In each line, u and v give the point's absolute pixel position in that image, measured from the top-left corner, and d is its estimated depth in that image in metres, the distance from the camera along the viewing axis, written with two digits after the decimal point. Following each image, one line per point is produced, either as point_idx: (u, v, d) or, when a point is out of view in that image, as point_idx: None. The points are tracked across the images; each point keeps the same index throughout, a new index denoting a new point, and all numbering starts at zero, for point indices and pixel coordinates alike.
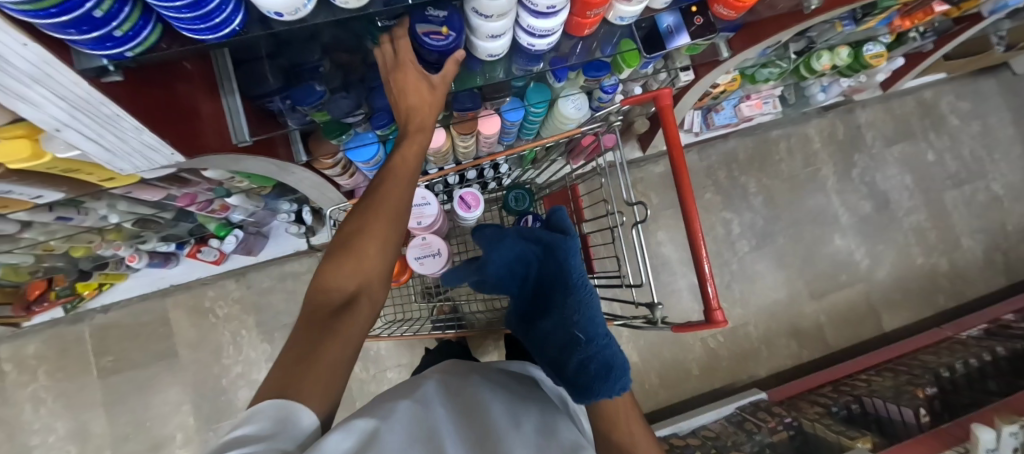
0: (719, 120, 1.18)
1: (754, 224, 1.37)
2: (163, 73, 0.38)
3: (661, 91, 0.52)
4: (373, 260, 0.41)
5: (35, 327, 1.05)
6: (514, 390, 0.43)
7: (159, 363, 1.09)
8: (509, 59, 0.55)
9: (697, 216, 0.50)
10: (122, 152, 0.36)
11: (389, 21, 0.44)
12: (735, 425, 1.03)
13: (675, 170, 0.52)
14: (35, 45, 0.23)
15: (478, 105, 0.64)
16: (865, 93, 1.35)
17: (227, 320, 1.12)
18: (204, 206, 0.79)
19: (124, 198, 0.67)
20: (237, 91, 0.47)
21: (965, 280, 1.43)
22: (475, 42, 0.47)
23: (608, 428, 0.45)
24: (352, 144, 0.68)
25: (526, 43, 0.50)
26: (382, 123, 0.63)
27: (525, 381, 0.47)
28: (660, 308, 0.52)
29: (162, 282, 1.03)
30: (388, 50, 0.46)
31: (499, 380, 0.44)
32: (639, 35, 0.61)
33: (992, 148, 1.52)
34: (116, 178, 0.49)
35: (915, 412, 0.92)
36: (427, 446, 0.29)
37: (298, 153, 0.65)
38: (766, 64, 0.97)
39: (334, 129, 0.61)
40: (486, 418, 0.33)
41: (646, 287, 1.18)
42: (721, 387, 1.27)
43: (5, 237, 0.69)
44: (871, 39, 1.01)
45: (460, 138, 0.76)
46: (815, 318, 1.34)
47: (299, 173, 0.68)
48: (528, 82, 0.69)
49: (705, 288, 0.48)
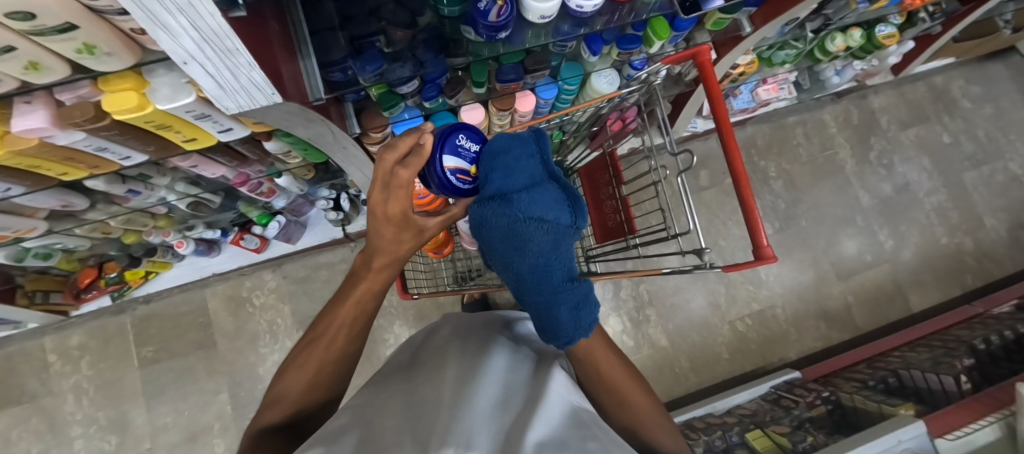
0: (736, 104, 1.22)
1: (775, 207, 1.39)
2: (257, 23, 0.41)
3: (699, 48, 0.56)
4: (331, 360, 0.41)
5: (82, 317, 1.09)
6: (473, 354, 0.44)
7: (198, 352, 1.11)
8: (552, 29, 0.60)
9: (740, 157, 0.52)
10: (231, 91, 0.40)
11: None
12: (771, 403, 1.03)
13: (718, 126, 0.54)
14: None
15: (520, 76, 0.69)
16: (877, 77, 1.38)
17: (263, 309, 1.15)
18: (255, 188, 0.83)
19: (187, 175, 0.72)
20: (313, 55, 0.51)
21: (991, 260, 1.42)
22: (528, 4, 0.51)
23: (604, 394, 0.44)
24: (399, 119, 0.72)
25: (575, 5, 0.53)
26: (431, 95, 0.68)
27: (490, 341, 0.49)
28: (708, 253, 0.54)
29: (205, 270, 1.08)
30: (387, 167, 0.35)
31: (462, 353, 0.45)
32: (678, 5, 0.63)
33: (1008, 130, 1.53)
34: (198, 139, 0.54)
35: (955, 380, 0.91)
36: (379, 439, 0.28)
37: (352, 125, 0.69)
38: (783, 46, 1.01)
39: (388, 100, 0.66)
40: (440, 393, 0.34)
41: (692, 234, 1.17)
42: (752, 370, 1.26)
43: (71, 216, 0.73)
44: (882, 20, 1.04)
45: (497, 116, 0.81)
46: (842, 299, 1.34)
47: (351, 148, 0.71)
48: (562, 60, 0.74)
49: (753, 226, 0.49)
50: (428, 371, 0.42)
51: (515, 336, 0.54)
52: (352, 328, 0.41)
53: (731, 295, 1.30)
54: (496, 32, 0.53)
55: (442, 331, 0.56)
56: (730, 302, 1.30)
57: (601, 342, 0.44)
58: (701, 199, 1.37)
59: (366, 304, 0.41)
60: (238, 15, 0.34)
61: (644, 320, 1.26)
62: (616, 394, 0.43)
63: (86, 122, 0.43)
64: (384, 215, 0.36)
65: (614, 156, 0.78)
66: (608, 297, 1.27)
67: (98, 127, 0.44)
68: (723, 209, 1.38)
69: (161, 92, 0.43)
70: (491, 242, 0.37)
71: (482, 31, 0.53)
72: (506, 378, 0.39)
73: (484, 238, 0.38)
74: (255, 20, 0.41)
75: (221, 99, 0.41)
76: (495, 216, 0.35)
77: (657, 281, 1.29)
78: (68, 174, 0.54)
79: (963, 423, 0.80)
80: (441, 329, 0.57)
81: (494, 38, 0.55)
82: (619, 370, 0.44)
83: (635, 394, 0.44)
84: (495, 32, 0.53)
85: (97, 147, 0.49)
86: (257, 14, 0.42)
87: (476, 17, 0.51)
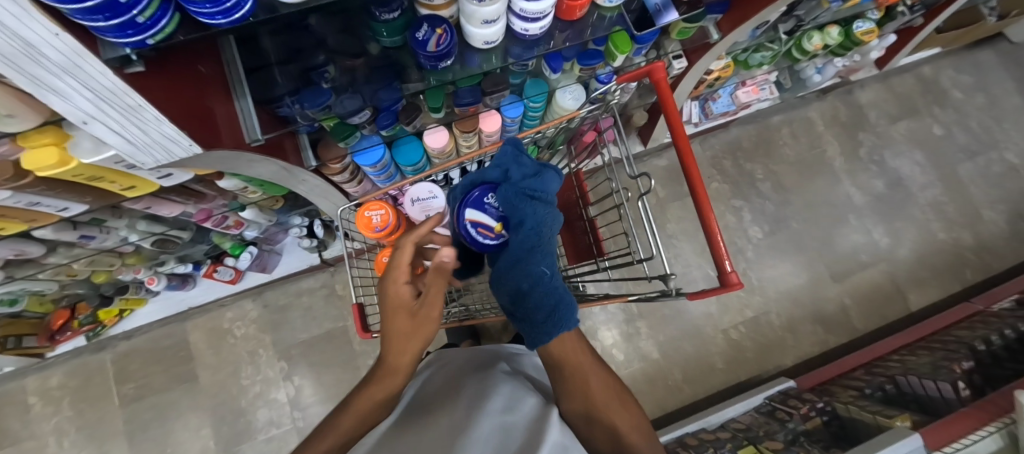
0: (717, 108, 1.19)
1: (765, 210, 1.37)
2: (185, 70, 0.40)
3: (655, 65, 0.53)
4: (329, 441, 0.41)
5: (60, 358, 1.07)
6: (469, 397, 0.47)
7: (179, 387, 1.09)
8: (505, 49, 0.58)
9: (700, 178, 0.50)
10: (143, 145, 0.38)
11: (388, 13, 0.46)
12: (766, 415, 0.98)
13: (677, 144, 0.52)
14: (65, 36, 0.24)
15: (479, 99, 0.66)
16: (860, 72, 1.35)
17: (244, 340, 1.12)
18: (219, 222, 0.82)
19: (144, 215, 0.71)
20: (248, 94, 0.50)
21: (992, 254, 1.38)
22: (470, 29, 0.49)
23: (584, 394, 0.47)
24: (358, 148, 0.70)
25: (520, 29, 0.52)
26: (386, 123, 0.65)
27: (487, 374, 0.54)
28: (673, 278, 0.52)
29: (180, 305, 1.05)
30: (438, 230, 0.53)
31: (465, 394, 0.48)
32: (630, 19, 0.59)
33: (1002, 119, 1.50)
34: (136, 186, 0.52)
35: (953, 386, 0.86)
36: None
37: (308, 158, 0.67)
38: (757, 48, 0.99)
39: (343, 131, 0.64)
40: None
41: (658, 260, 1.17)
42: (749, 379, 1.22)
43: (31, 262, 0.72)
44: (859, 16, 1.02)
45: (462, 138, 0.79)
46: (838, 300, 1.31)
47: (308, 179, 0.70)
48: (524, 78, 0.73)
49: (717, 252, 0.48)
50: (429, 417, 0.45)
51: (512, 369, 0.58)
52: (373, 414, 0.43)
53: (722, 301, 1.27)
54: (440, 61, 0.51)
55: (443, 371, 0.58)
56: (722, 309, 1.27)
57: (582, 349, 0.49)
58: (688, 204, 1.35)
59: (377, 405, 0.43)
60: (140, 70, 0.32)
61: (633, 332, 1.23)
62: (592, 401, 0.47)
63: (6, 182, 0.41)
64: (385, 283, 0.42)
65: (579, 175, 0.76)
66: (597, 310, 1.24)
67: (22, 185, 0.43)
68: None
69: (84, 145, 0.41)
70: (525, 203, 0.48)
71: (430, 63, 0.51)
72: (502, 422, 0.43)
73: (518, 208, 0.47)
74: (184, 60, 0.40)
75: (136, 155, 0.39)
76: (529, 200, 0.48)
77: None
78: (5, 228, 0.52)
79: (963, 433, 0.76)
80: (447, 364, 0.60)
81: (440, 66, 0.53)
82: (596, 375, 0.48)
83: (612, 404, 0.47)
84: (436, 61, 0.50)
85: (29, 202, 0.47)
86: (189, 53, 0.41)
87: (415, 47, 0.49)
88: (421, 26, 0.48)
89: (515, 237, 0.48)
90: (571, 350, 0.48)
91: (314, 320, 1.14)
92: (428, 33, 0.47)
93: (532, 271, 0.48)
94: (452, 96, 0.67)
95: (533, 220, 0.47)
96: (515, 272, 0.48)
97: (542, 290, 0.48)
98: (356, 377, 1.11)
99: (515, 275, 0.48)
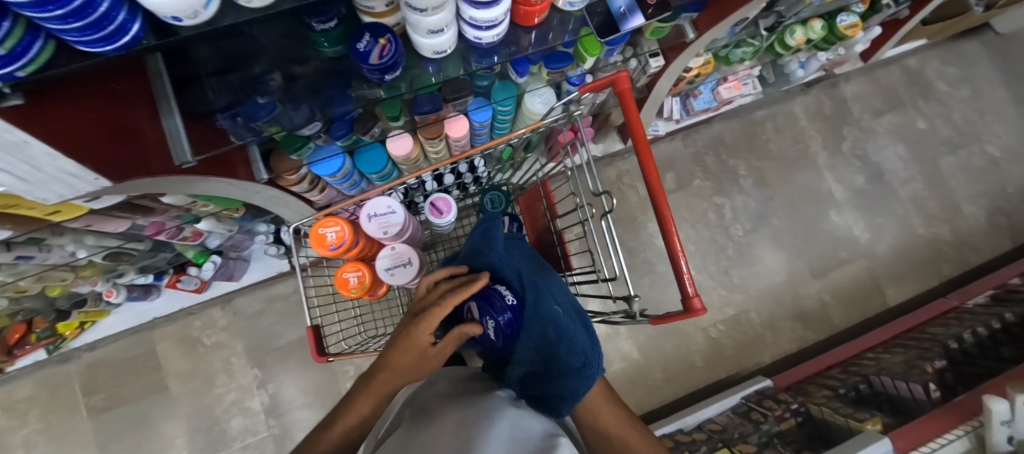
0: (698, 105, 1.16)
1: (747, 207, 1.35)
2: (86, 90, 0.35)
3: (619, 74, 0.50)
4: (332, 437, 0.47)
5: (22, 371, 1.04)
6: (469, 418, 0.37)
7: (149, 398, 1.06)
8: (463, 55, 0.54)
9: (664, 196, 0.48)
10: (39, 181, 0.34)
11: (325, 22, 0.42)
12: (742, 416, 0.99)
13: (642, 161, 0.50)
14: None
15: (439, 107, 0.63)
16: (845, 66, 1.33)
17: (215, 348, 1.09)
18: (174, 234, 0.78)
19: (89, 231, 0.66)
20: (177, 111, 0.44)
21: (970, 248, 1.39)
22: (417, 39, 0.45)
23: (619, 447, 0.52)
24: (315, 158, 0.67)
25: (473, 37, 0.48)
26: (341, 134, 0.61)
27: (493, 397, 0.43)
28: (637, 302, 0.50)
29: (144, 316, 1.02)
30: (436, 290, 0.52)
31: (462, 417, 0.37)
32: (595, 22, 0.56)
33: (985, 111, 1.49)
34: (62, 210, 0.48)
35: (924, 387, 0.87)
36: None
37: (259, 171, 0.63)
38: (739, 44, 0.95)
39: (293, 143, 0.60)
40: None
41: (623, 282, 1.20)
42: (728, 377, 1.23)
43: None
44: (843, 9, 0.99)
45: (427, 144, 0.75)
46: (818, 297, 1.31)
47: (262, 191, 0.66)
48: (492, 80, 0.69)
49: (680, 276, 0.46)
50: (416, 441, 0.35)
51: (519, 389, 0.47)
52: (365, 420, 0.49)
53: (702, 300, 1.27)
54: (387, 72, 0.48)
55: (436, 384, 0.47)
56: (702, 307, 1.27)
57: (610, 404, 0.54)
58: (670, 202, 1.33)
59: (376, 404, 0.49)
60: (20, 104, 0.28)
61: (614, 333, 1.23)
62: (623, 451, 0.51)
63: None
64: (414, 326, 0.49)
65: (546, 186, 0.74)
66: None
67: None
68: (693, 212, 1.33)
69: None
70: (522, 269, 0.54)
71: (377, 75, 0.48)
72: None
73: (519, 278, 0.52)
74: (95, 78, 0.36)
75: (31, 191, 0.35)
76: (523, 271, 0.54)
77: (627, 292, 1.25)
78: None
79: (932, 437, 0.77)
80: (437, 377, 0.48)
81: (387, 79, 0.50)
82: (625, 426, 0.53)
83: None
84: (382, 74, 0.47)
85: None
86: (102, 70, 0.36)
87: (356, 59, 0.45)
88: (361, 35, 0.44)
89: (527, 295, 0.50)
90: (604, 404, 0.54)
91: (288, 327, 1.11)
92: (369, 44, 0.44)
93: (552, 316, 0.49)
94: (410, 104, 0.63)
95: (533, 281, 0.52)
96: (546, 325, 0.48)
97: (568, 338, 0.49)
98: (333, 383, 1.10)
99: (546, 327, 0.48)
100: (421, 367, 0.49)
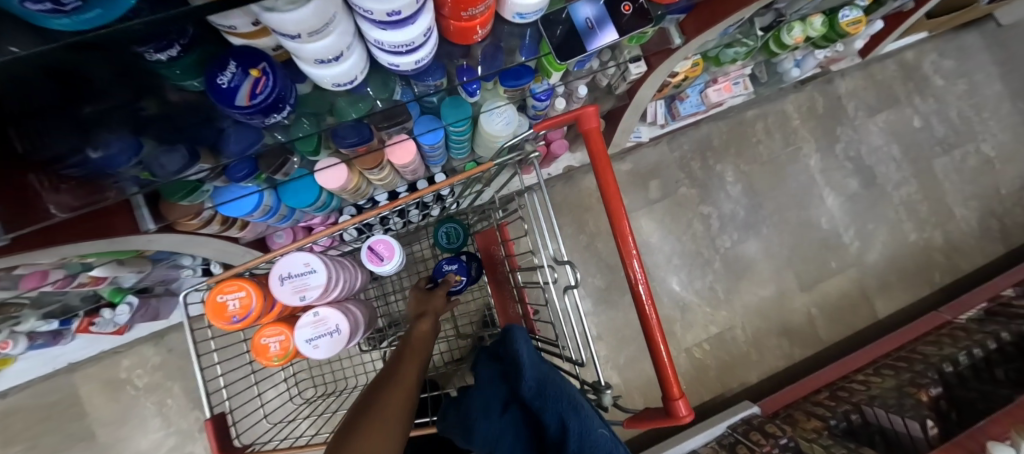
0: (684, 109, 1.05)
1: (735, 215, 1.27)
2: None
3: (585, 110, 0.46)
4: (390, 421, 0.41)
5: None
6: None
7: (75, 448, 0.95)
8: (385, 74, 0.43)
9: (646, 289, 0.46)
10: None
11: (166, 51, 0.29)
12: (727, 449, 0.93)
13: (612, 218, 0.47)
14: None
15: (367, 137, 0.51)
16: (843, 62, 1.23)
17: (149, 390, 0.98)
18: (67, 282, 0.64)
19: None
20: None
21: (960, 254, 1.34)
22: (306, 69, 0.34)
23: None
24: (222, 198, 0.54)
25: (389, 63, 0.37)
26: (242, 174, 0.49)
27: None
28: (609, 392, 0.48)
29: (60, 361, 0.90)
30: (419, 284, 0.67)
31: None
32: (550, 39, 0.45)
33: (981, 108, 1.42)
34: None
35: (921, 424, 0.81)
36: None
37: (143, 219, 0.50)
38: (731, 43, 0.83)
39: (181, 189, 0.47)
40: None
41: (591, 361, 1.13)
42: (711, 398, 1.17)
43: None
44: (847, 2, 0.88)
45: (368, 173, 0.63)
46: (806, 311, 1.25)
47: (154, 240, 0.54)
48: (440, 97, 0.56)
49: (666, 379, 0.43)
50: None
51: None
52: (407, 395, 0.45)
53: (685, 316, 1.20)
54: (271, 114, 0.36)
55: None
56: (686, 325, 1.20)
57: None
58: (653, 212, 1.24)
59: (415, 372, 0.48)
60: None
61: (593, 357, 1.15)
62: None
63: None
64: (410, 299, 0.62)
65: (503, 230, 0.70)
66: None
67: None
68: (678, 223, 1.24)
69: None
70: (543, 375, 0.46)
71: (254, 117, 0.35)
72: None
73: (543, 380, 0.45)
74: None
75: None
76: (548, 383, 0.45)
77: (607, 312, 1.17)
78: None
79: None
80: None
81: (276, 120, 0.38)
82: None
83: None
84: (265, 115, 0.35)
85: None
86: None
87: (219, 98, 0.33)
88: (224, 65, 0.31)
89: (567, 412, 0.42)
90: None
91: None
92: (228, 78, 0.31)
93: (597, 441, 0.42)
94: (331, 136, 0.51)
95: (564, 400, 0.43)
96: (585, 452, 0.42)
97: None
98: None
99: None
100: (431, 327, 0.56)
